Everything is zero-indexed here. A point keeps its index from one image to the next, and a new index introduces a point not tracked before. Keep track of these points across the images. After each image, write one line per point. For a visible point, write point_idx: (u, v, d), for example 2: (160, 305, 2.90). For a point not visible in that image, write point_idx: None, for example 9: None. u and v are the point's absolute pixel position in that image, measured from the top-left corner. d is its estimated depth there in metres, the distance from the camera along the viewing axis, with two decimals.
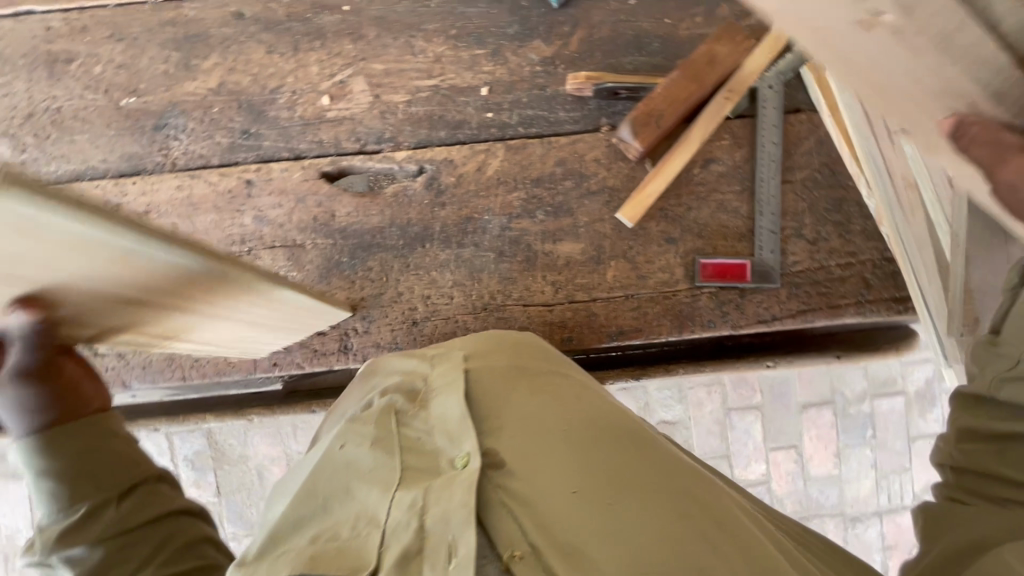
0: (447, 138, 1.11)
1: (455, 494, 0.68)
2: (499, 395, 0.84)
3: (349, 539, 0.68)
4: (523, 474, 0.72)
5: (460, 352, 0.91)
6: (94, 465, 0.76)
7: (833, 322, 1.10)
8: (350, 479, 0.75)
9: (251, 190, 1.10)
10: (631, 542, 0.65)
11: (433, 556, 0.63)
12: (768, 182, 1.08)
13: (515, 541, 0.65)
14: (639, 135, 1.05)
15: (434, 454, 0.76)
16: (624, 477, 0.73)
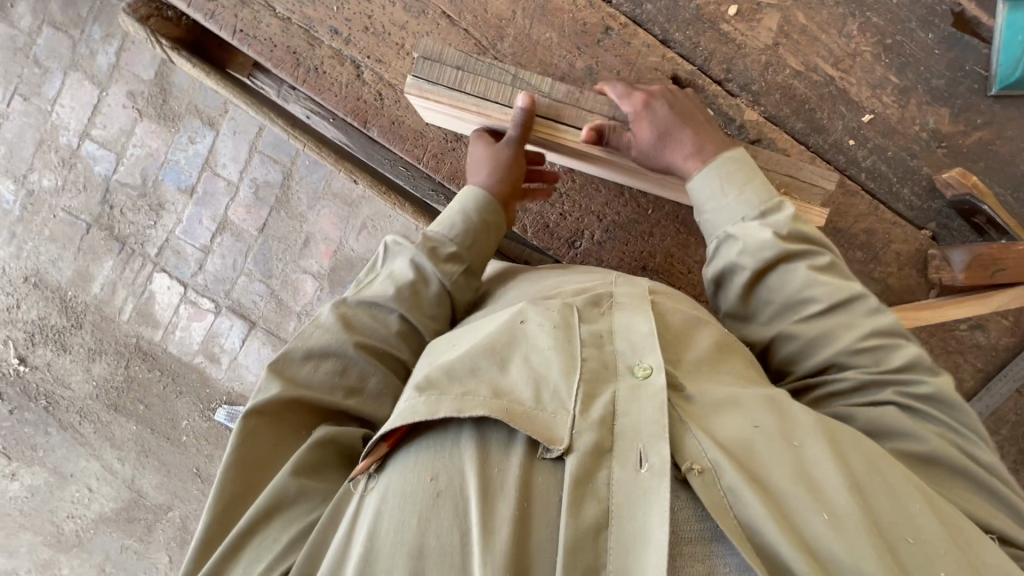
0: (799, 133, 1.02)
1: (647, 412, 0.56)
2: (681, 335, 0.70)
3: (536, 409, 0.56)
4: (701, 399, 0.61)
5: (646, 282, 0.80)
6: (483, 249, 0.84)
7: None
8: (528, 350, 0.63)
9: (603, 38, 0.98)
10: (822, 488, 0.53)
11: (622, 456, 0.53)
12: (1006, 380, 1.08)
13: (694, 453, 0.55)
14: (969, 272, 1.00)
15: (611, 355, 0.63)
16: (817, 423, 0.59)
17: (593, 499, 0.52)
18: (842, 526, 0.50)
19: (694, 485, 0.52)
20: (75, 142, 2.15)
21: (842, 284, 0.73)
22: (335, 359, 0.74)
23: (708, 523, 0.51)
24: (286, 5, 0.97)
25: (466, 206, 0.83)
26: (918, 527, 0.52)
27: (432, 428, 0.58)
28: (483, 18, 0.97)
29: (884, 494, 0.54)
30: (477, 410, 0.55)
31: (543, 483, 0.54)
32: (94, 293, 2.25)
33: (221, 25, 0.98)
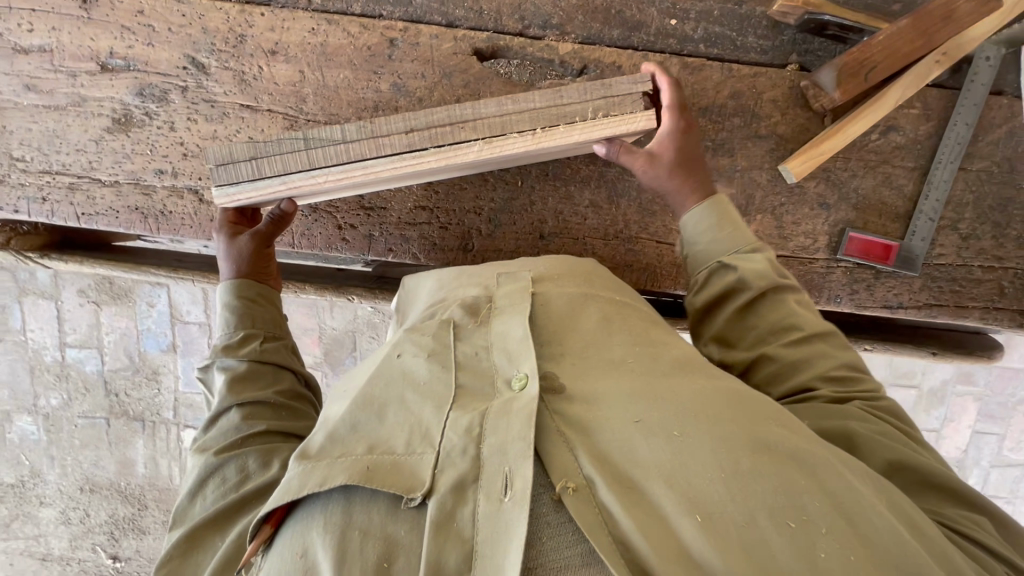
0: (619, 40, 0.98)
1: (515, 424, 0.53)
2: (565, 315, 0.67)
3: (403, 457, 0.55)
4: (584, 400, 0.57)
5: (527, 272, 0.74)
6: (262, 318, 0.87)
7: (954, 322, 1.09)
8: (404, 390, 0.61)
9: (393, 52, 0.97)
10: (698, 482, 0.49)
11: (487, 483, 0.51)
12: (945, 165, 1.01)
13: (568, 471, 0.51)
14: (843, 87, 0.93)
15: (490, 373, 0.61)
16: (702, 405, 0.54)
17: (456, 539, 0.49)
18: (715, 524, 0.46)
19: (569, 506, 0.48)
20: (60, 355, 2.28)
21: (813, 318, 0.76)
22: (212, 479, 0.73)
23: (581, 545, 0.47)
24: (108, 173, 1.00)
25: (225, 298, 0.86)
26: (802, 508, 0.47)
27: (303, 501, 0.56)
28: (278, 92, 0.98)
29: (767, 476, 0.48)
30: (341, 476, 0.54)
31: (407, 535, 0.51)
32: (142, 474, 2.38)
33: (64, 217, 1.01)
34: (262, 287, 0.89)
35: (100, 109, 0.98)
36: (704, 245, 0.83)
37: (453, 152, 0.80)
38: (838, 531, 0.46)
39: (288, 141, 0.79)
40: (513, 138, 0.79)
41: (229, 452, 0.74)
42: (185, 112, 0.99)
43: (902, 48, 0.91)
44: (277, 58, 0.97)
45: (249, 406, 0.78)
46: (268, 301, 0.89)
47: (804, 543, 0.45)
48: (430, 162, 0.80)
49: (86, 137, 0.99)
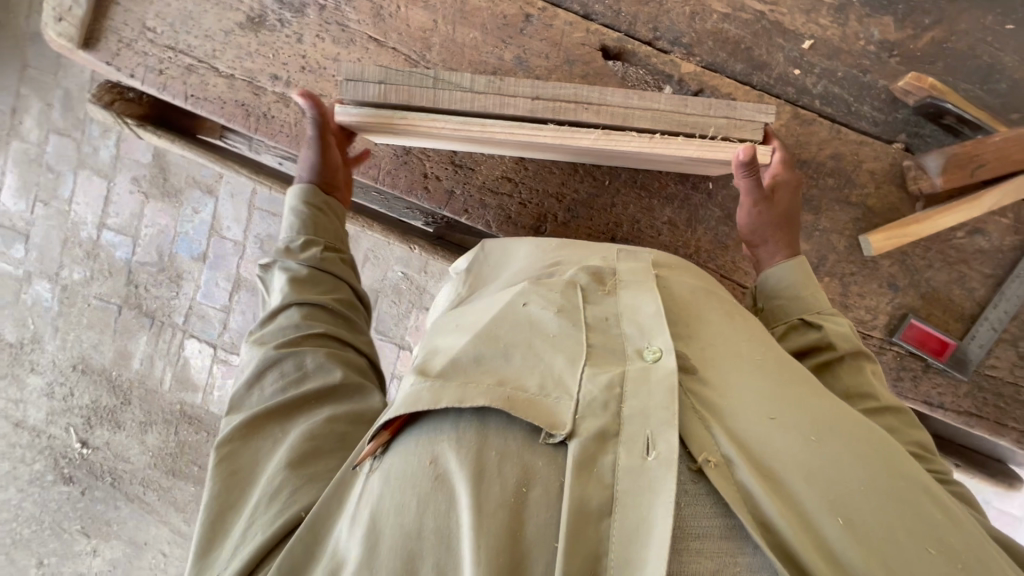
0: (740, 74, 1.01)
1: (657, 393, 0.53)
2: (690, 306, 0.66)
3: (539, 396, 0.54)
4: (717, 384, 0.56)
5: (646, 253, 0.74)
6: (327, 227, 0.90)
7: (988, 437, 1.07)
8: (534, 337, 0.60)
9: (525, 27, 1.01)
10: (839, 486, 0.50)
11: (628, 441, 0.51)
12: (1022, 280, 1.01)
13: (707, 445, 0.51)
14: (948, 175, 0.94)
15: (617, 339, 0.60)
16: (838, 418, 0.55)
17: (598, 483, 0.49)
18: (856, 528, 0.48)
19: (711, 478, 0.49)
20: (95, 233, 2.32)
21: (888, 393, 0.76)
22: (274, 372, 0.75)
23: (719, 519, 0.48)
24: (227, 63, 1.04)
25: (293, 202, 0.90)
26: (938, 533, 0.49)
27: (433, 412, 0.56)
28: (408, 33, 1.01)
29: (905, 496, 0.50)
30: (479, 399, 0.53)
31: (544, 468, 0.51)
32: (135, 369, 2.39)
33: (173, 94, 1.05)
34: (327, 197, 0.92)
35: (240, 4, 1.02)
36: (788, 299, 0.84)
37: (571, 133, 0.82)
38: (970, 564, 0.48)
39: (417, 76, 0.82)
40: (631, 135, 0.81)
41: (289, 349, 0.76)
42: (317, 28, 1.02)
43: (1014, 156, 0.92)
44: (416, 2, 1.01)
45: (308, 306, 0.80)
46: (330, 210, 0.92)
47: (941, 564, 0.47)
48: (545, 134, 0.82)
49: (218, 26, 1.03)
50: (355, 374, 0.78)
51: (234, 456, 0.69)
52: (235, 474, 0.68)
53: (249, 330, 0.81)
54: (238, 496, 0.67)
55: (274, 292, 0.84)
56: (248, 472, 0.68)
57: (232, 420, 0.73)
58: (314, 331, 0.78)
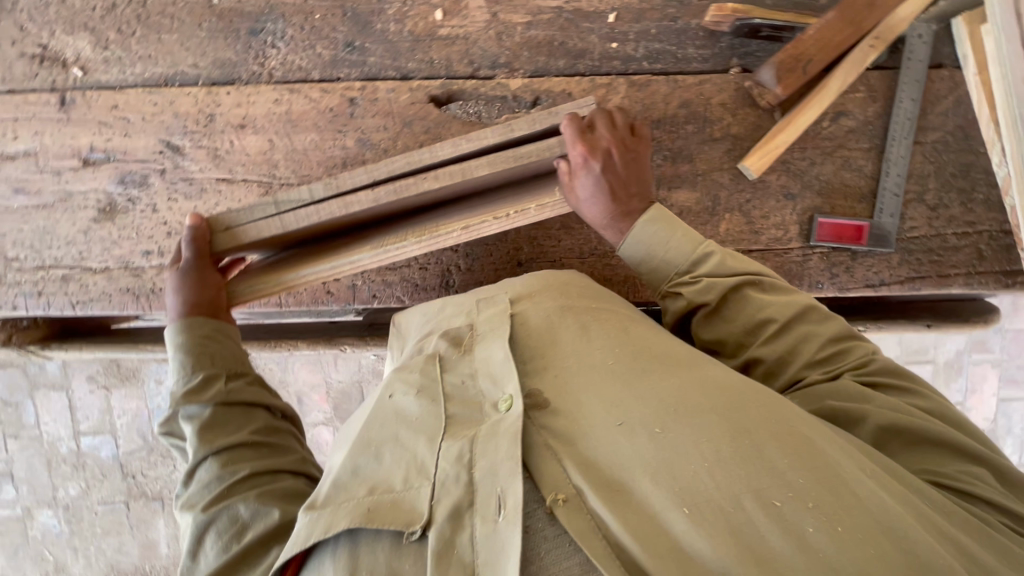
0: (566, 68, 1.03)
1: (501, 447, 0.58)
2: (546, 331, 0.69)
3: (402, 492, 0.59)
4: (569, 412, 0.60)
5: (504, 294, 0.78)
6: (221, 354, 0.90)
7: (938, 291, 1.09)
8: (399, 429, 0.65)
9: (354, 110, 1.02)
10: (682, 475, 0.53)
11: (482, 507, 0.55)
12: (899, 141, 1.04)
13: (559, 484, 0.56)
14: (783, 82, 0.96)
15: (477, 399, 0.65)
16: (681, 400, 0.58)
17: (458, 565, 0.53)
18: (701, 512, 0.50)
19: (561, 518, 0.53)
20: (75, 444, 2.29)
21: (782, 302, 0.78)
22: (213, 531, 0.75)
23: (577, 555, 0.52)
24: (98, 260, 1.04)
25: (178, 338, 0.89)
26: (785, 484, 0.51)
27: (317, 547, 0.60)
28: (250, 162, 1.03)
29: (747, 460, 0.52)
30: (343, 521, 0.58)
31: (412, 565, 0.55)
32: (165, 554, 2.35)
33: (60, 308, 1.05)
34: (215, 324, 0.91)
35: (86, 201, 1.03)
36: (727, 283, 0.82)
37: (434, 240, 0.87)
38: (821, 502, 0.50)
39: (258, 209, 0.84)
40: (488, 222, 0.86)
41: (218, 506, 0.77)
42: (166, 193, 1.03)
43: (835, 40, 0.95)
44: (245, 131, 1.02)
45: (226, 453, 0.81)
46: (224, 337, 0.92)
47: (789, 517, 0.49)
48: (412, 249, 0.88)
49: (75, 229, 1.04)
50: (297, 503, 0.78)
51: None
52: None
53: (177, 493, 0.81)
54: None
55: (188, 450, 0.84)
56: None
57: None
58: (239, 476, 0.79)
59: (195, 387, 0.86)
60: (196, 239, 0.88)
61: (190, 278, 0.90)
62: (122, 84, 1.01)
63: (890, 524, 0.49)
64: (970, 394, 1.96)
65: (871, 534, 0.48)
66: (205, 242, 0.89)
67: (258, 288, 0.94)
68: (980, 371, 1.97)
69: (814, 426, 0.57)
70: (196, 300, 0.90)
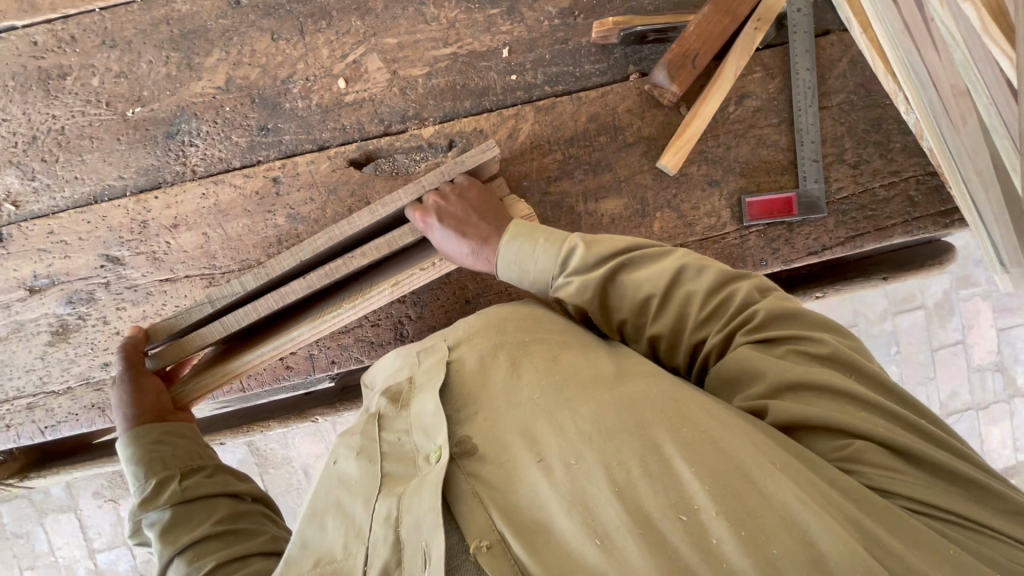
0: (473, 108, 1.06)
1: (423, 502, 0.61)
2: (479, 374, 0.72)
3: (343, 561, 0.65)
4: (496, 458, 0.64)
5: (443, 342, 0.78)
6: (173, 454, 0.90)
7: (882, 244, 1.09)
8: (341, 495, 0.70)
9: (279, 188, 1.05)
10: (596, 505, 0.57)
11: (409, 561, 0.60)
12: (805, 110, 1.07)
13: (485, 530, 0.59)
14: (677, 79, 1.00)
15: (411, 453, 0.69)
16: (597, 427, 0.62)
17: None
18: (614, 538, 0.55)
19: (485, 564, 0.57)
20: (92, 563, 2.26)
21: (653, 274, 0.76)
22: None
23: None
24: (59, 382, 1.06)
25: (128, 452, 0.89)
26: (691, 499, 0.55)
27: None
28: (189, 258, 1.05)
29: (655, 481, 0.57)
30: None
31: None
32: None
33: (31, 435, 1.07)
34: (162, 426, 0.91)
35: (39, 327, 1.06)
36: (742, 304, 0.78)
37: (366, 301, 0.90)
38: (721, 509, 0.54)
39: (194, 308, 0.89)
40: (415, 274, 0.91)
41: None
42: (114, 304, 1.06)
43: (716, 30, 0.99)
44: (179, 229, 1.05)
45: (191, 550, 0.81)
46: (176, 436, 0.92)
47: (693, 528, 0.54)
48: (348, 314, 0.90)
49: (32, 356, 1.06)
50: None
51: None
52: None
53: None
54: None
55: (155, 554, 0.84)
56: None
57: None
58: (204, 570, 0.78)
59: (150, 495, 0.85)
60: (126, 355, 0.93)
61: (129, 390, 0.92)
62: (55, 209, 1.05)
63: (787, 519, 0.53)
64: (965, 332, 1.95)
65: (767, 532, 0.52)
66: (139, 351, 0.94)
67: (202, 386, 0.94)
68: (969, 306, 1.95)
69: (721, 424, 0.60)
70: (139, 409, 0.92)
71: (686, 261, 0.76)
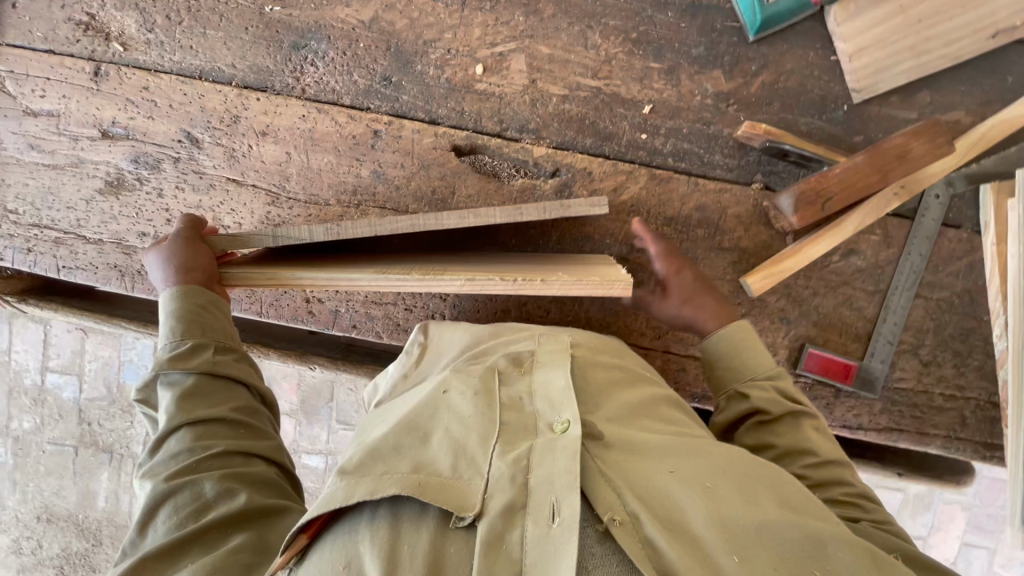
0: (591, 147, 1.03)
1: (560, 459, 0.66)
2: (602, 389, 0.83)
3: (451, 480, 0.67)
4: (618, 447, 0.73)
5: (568, 336, 0.92)
6: (211, 326, 0.90)
7: (915, 447, 1.07)
8: (450, 421, 0.75)
9: (377, 142, 1.03)
10: (735, 529, 0.64)
11: (535, 511, 0.63)
12: (901, 291, 1.03)
13: (614, 507, 0.65)
14: (800, 213, 0.94)
15: (532, 416, 0.75)
16: (725, 469, 0.72)
17: (506, 560, 0.61)
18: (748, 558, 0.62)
19: (614, 536, 0.62)
20: (39, 379, 2.27)
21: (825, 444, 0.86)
22: (164, 506, 0.78)
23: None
24: (94, 229, 1.04)
25: (169, 304, 0.90)
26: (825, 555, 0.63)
27: (351, 510, 0.69)
28: (264, 169, 1.03)
29: (792, 526, 0.65)
30: (391, 487, 0.66)
31: (454, 551, 0.63)
32: (102, 509, 2.32)
33: (45, 268, 1.05)
34: (208, 293, 0.91)
35: (96, 171, 1.03)
36: (723, 369, 0.93)
37: (436, 282, 0.82)
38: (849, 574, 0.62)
39: (256, 238, 0.83)
40: (494, 281, 0.81)
41: (183, 478, 0.80)
42: (175, 181, 1.03)
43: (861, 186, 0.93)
44: (266, 139, 1.03)
45: (201, 425, 0.84)
46: (217, 310, 0.92)
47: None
48: (412, 284, 0.82)
49: (79, 196, 1.04)
50: (261, 493, 0.82)
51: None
52: None
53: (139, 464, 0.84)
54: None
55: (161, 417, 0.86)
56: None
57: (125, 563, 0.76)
58: (211, 451, 0.82)
59: (180, 356, 0.87)
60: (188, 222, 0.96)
61: (181, 248, 0.92)
62: (159, 67, 1.02)
63: None
64: (932, 534, 1.88)
65: None
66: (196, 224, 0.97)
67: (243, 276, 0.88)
68: (947, 512, 1.85)
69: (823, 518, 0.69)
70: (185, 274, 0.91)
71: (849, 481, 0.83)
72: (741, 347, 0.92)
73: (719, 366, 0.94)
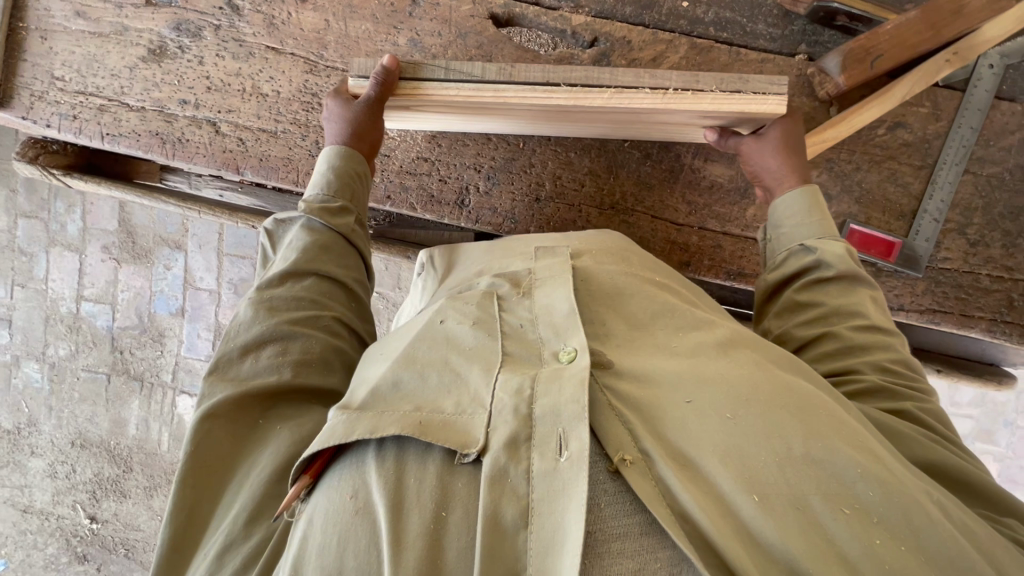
0: (630, 17, 1.01)
1: (567, 388, 0.54)
2: (619, 307, 0.68)
3: (454, 416, 0.56)
4: (633, 377, 0.58)
5: (565, 248, 0.76)
6: (357, 194, 0.92)
7: (958, 331, 1.04)
8: (450, 353, 0.63)
9: (414, 10, 1.02)
10: (752, 464, 0.50)
11: (541, 444, 0.51)
12: (949, 166, 1.00)
13: (625, 445, 0.52)
14: (847, 72, 0.93)
15: (535, 344, 0.62)
16: (749, 389, 0.55)
17: (511, 495, 0.50)
18: (770, 504, 0.48)
19: (627, 477, 0.49)
20: (74, 307, 2.33)
21: (879, 316, 0.77)
22: (274, 342, 0.77)
23: (638, 516, 0.48)
24: (136, 97, 1.06)
25: (332, 162, 0.91)
26: (853, 492, 0.49)
27: (351, 446, 0.57)
28: (302, 37, 1.04)
29: (824, 459, 0.50)
30: (391, 427, 0.55)
31: (463, 489, 0.52)
32: (133, 435, 2.38)
33: (90, 136, 1.07)
34: (364, 167, 0.93)
35: (139, 39, 1.05)
36: (789, 228, 0.85)
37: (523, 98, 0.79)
38: (896, 524, 0.48)
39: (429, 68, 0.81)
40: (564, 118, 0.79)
41: (299, 327, 0.78)
42: (215, 49, 1.04)
43: (911, 45, 0.90)
44: (305, 6, 1.03)
45: (326, 283, 0.84)
46: (364, 181, 0.94)
47: (868, 531, 0.47)
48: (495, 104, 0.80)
49: (122, 64, 1.06)
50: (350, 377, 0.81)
51: (215, 435, 0.69)
52: (209, 460, 0.68)
53: (251, 287, 0.82)
54: (215, 484, 0.68)
55: (283, 259, 0.85)
56: (225, 459, 0.69)
57: (216, 388, 0.73)
58: (328, 314, 0.82)
59: (328, 210, 0.88)
60: (382, 80, 0.82)
61: (361, 115, 0.87)
62: None
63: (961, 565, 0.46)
64: None
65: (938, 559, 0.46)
66: (389, 90, 0.82)
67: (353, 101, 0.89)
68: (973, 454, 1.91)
69: (876, 451, 0.53)
70: (354, 140, 0.90)
71: (908, 359, 0.73)
72: (822, 208, 0.85)
73: (779, 230, 0.86)
